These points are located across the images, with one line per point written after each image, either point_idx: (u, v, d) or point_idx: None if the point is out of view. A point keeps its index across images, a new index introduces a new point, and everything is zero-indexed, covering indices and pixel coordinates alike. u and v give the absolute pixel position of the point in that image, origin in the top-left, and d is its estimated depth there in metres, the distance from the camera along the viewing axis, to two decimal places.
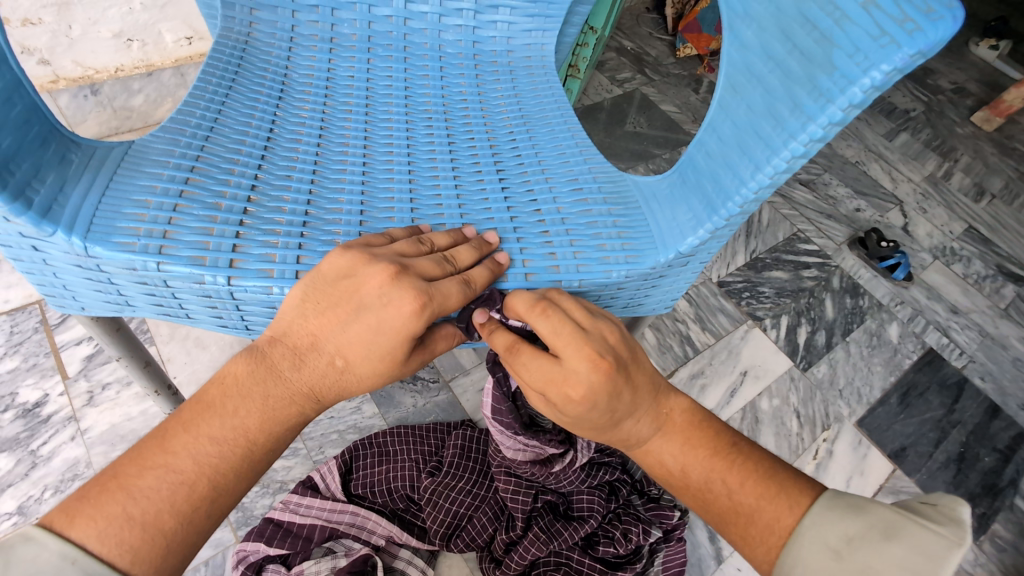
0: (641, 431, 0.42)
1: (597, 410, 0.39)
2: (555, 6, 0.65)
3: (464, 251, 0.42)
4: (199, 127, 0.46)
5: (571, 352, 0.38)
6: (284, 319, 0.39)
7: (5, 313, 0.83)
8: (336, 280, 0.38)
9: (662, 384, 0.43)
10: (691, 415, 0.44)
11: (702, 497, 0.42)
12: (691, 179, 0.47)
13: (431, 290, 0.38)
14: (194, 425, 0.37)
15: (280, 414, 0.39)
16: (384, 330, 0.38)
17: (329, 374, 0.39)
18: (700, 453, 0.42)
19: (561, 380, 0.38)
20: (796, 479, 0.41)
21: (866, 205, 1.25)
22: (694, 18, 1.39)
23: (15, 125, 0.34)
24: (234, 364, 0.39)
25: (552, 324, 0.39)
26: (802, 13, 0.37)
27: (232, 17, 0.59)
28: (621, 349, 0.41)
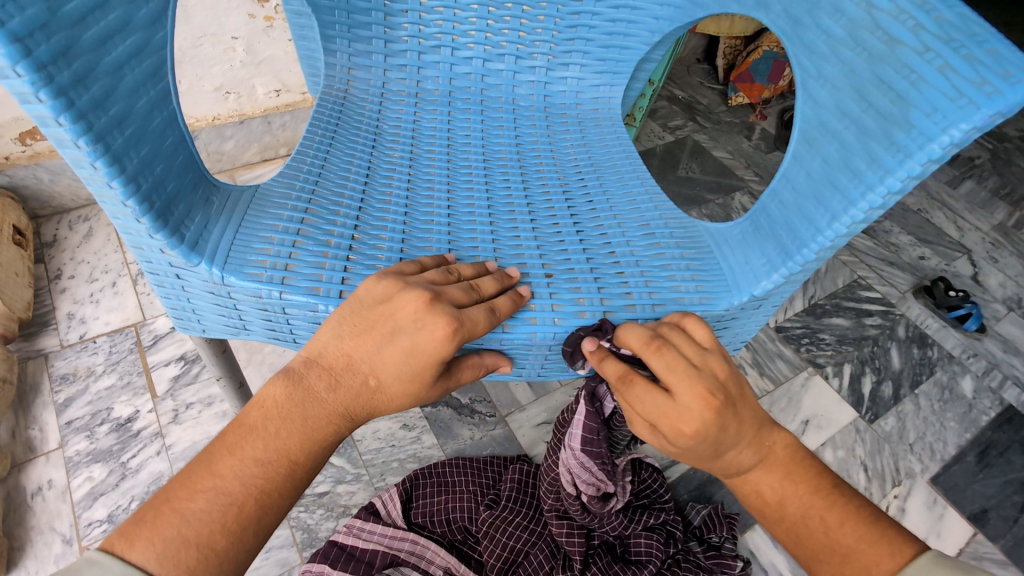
0: (743, 461, 0.43)
1: (705, 443, 0.41)
2: (623, 64, 0.70)
3: (488, 282, 0.45)
4: (309, 174, 0.52)
5: (683, 388, 0.40)
6: (321, 342, 0.42)
7: (106, 334, 0.91)
8: (372, 305, 0.41)
9: (767, 418, 0.44)
10: (794, 450, 0.44)
11: (797, 531, 0.43)
12: (764, 226, 0.49)
13: (461, 317, 0.41)
14: (239, 448, 0.39)
15: (319, 433, 0.41)
16: (418, 353, 0.40)
17: (362, 394, 0.41)
18: (801, 489, 0.43)
19: (673, 414, 0.40)
20: (896, 525, 0.41)
21: (930, 253, 1.22)
22: (745, 69, 1.41)
23: (179, 174, 0.40)
24: (272, 388, 0.41)
25: (666, 361, 0.41)
26: (877, 76, 0.40)
27: (333, 76, 0.67)
28: (731, 385, 0.42)
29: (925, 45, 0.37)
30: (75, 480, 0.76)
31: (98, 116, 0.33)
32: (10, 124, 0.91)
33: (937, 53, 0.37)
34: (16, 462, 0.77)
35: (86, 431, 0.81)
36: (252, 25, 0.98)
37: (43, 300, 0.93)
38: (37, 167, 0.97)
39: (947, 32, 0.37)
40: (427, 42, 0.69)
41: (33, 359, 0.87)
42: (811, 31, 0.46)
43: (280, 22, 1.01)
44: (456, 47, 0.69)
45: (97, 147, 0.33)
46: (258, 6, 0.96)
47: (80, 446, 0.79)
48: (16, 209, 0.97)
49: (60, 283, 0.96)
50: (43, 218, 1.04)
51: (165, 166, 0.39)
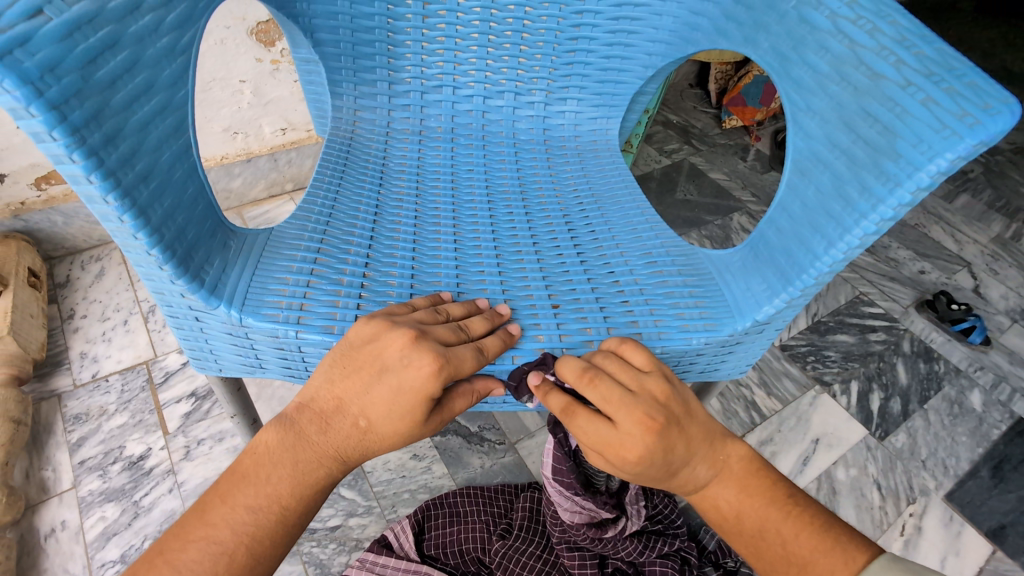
0: (698, 477, 0.45)
1: (653, 467, 0.42)
2: (619, 96, 0.72)
3: (477, 321, 0.46)
4: (320, 214, 0.54)
5: (622, 417, 0.41)
6: (314, 386, 0.43)
7: (118, 373, 0.92)
8: (361, 346, 0.42)
9: (715, 432, 0.46)
10: (748, 462, 0.46)
11: (756, 544, 0.44)
12: (763, 253, 0.50)
13: (448, 354, 0.42)
14: (232, 496, 0.41)
15: (310, 477, 0.42)
16: (404, 392, 0.41)
17: (353, 435, 0.42)
18: (757, 501, 0.45)
19: (617, 443, 0.41)
20: (852, 535, 0.43)
21: (930, 267, 1.23)
22: (738, 93, 1.45)
23: (199, 222, 0.42)
24: (266, 434, 0.43)
25: (601, 392, 0.42)
26: (864, 109, 0.42)
27: (340, 118, 0.69)
28: (673, 405, 0.43)
29: (907, 80, 0.40)
30: (88, 521, 0.77)
31: (126, 172, 0.35)
32: (26, 170, 0.94)
33: (918, 87, 0.39)
34: (29, 504, 0.78)
35: (99, 470, 0.81)
36: (259, 68, 1.02)
37: (56, 340, 0.95)
38: (52, 211, 1.00)
39: (928, 67, 0.39)
40: (429, 82, 0.72)
41: (47, 399, 0.88)
42: (798, 67, 0.48)
43: (287, 65, 1.04)
44: (457, 86, 0.72)
45: (125, 202, 0.35)
46: (265, 50, 1.00)
47: (93, 485, 0.80)
48: (30, 251, 0.99)
49: (73, 322, 0.97)
50: (57, 259, 1.07)
51: (186, 216, 0.41)
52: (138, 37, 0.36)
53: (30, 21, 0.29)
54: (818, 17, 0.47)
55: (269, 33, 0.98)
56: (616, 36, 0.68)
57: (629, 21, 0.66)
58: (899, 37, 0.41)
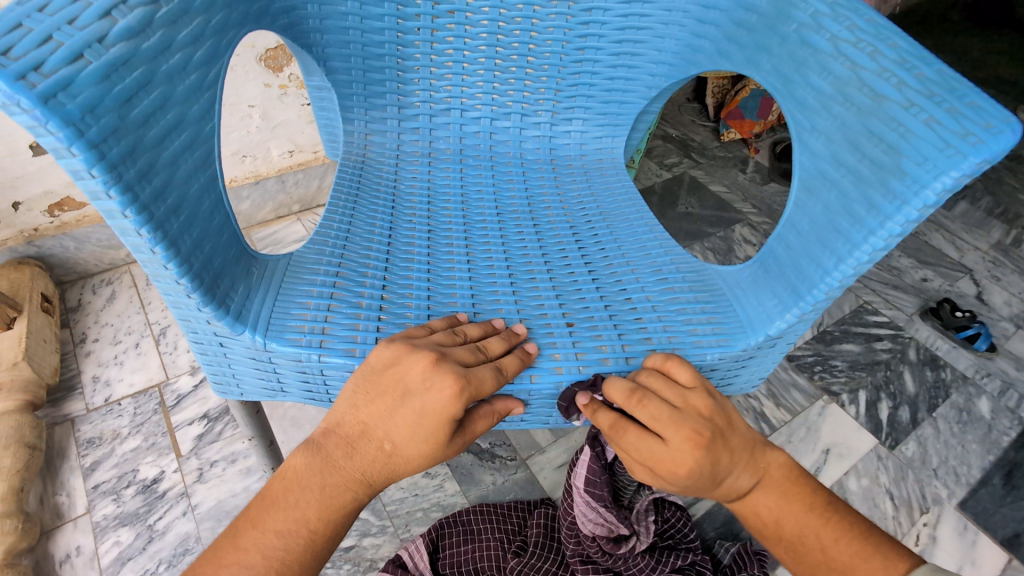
0: (743, 486, 0.46)
1: (701, 479, 0.43)
2: (623, 116, 0.74)
3: (495, 342, 0.47)
4: (337, 238, 0.55)
5: (672, 434, 0.43)
6: (339, 412, 0.44)
7: (130, 396, 0.92)
8: (383, 370, 0.43)
9: (758, 441, 0.47)
10: (788, 469, 0.48)
11: (796, 549, 0.46)
12: (773, 268, 0.51)
13: (468, 375, 0.42)
14: (262, 520, 0.42)
15: (337, 502, 0.42)
16: (427, 414, 0.41)
17: (378, 459, 0.43)
18: (797, 507, 0.46)
19: (669, 460, 0.43)
20: (891, 544, 0.45)
21: (932, 275, 1.24)
22: (735, 107, 1.47)
23: (225, 251, 0.44)
24: (294, 458, 0.44)
25: (651, 412, 0.43)
26: (868, 129, 0.43)
27: (351, 142, 0.71)
28: (716, 419, 0.45)
29: (909, 101, 0.41)
30: (103, 546, 0.77)
31: (158, 206, 0.37)
32: (40, 198, 0.96)
33: (921, 107, 0.40)
34: (44, 530, 0.78)
35: (112, 495, 0.81)
36: (267, 93, 1.04)
37: (69, 364, 0.95)
38: (65, 237, 1.02)
39: (929, 88, 0.41)
40: (438, 105, 0.73)
41: (60, 424, 0.88)
42: (801, 88, 0.50)
43: (294, 89, 1.06)
44: (465, 109, 0.74)
45: (157, 235, 0.37)
46: (273, 76, 1.02)
47: (107, 510, 0.80)
48: (43, 277, 1.00)
49: (85, 346, 0.98)
50: (68, 283, 1.08)
51: (212, 245, 0.42)
52: (168, 75, 0.38)
53: (71, 65, 0.31)
54: (820, 40, 0.48)
55: (277, 59, 1.00)
56: (621, 58, 0.69)
57: (633, 43, 0.68)
58: (899, 59, 0.43)
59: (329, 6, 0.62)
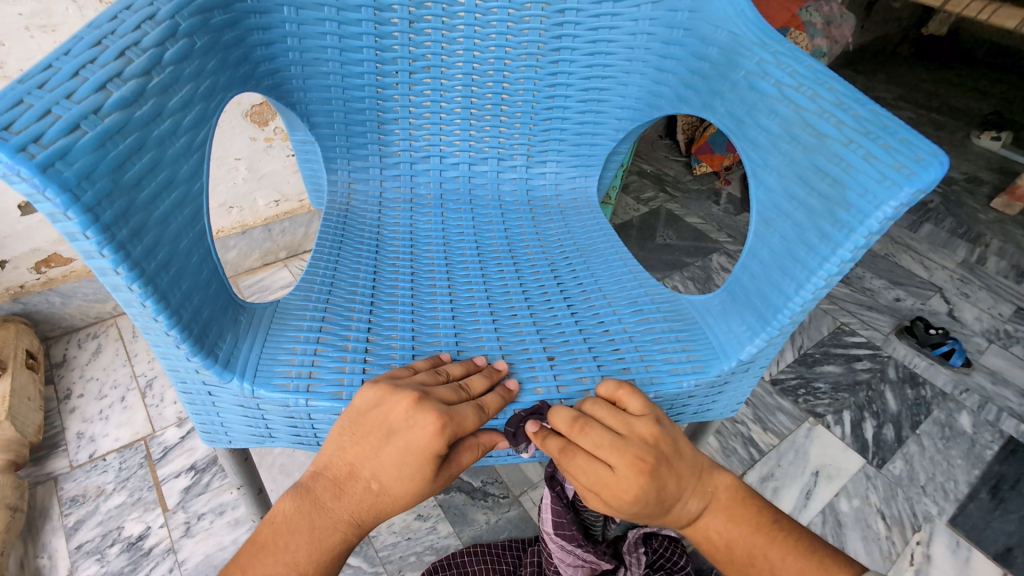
0: (691, 511, 0.48)
1: (648, 504, 0.44)
2: (595, 156, 0.78)
3: (478, 379, 0.48)
4: (322, 287, 0.58)
5: (616, 460, 0.44)
6: (327, 454, 0.45)
7: (116, 451, 0.91)
8: (367, 411, 0.44)
9: (705, 465, 0.49)
10: (734, 491, 0.50)
11: (748, 571, 0.47)
12: (739, 296, 0.55)
13: (450, 413, 0.44)
14: (252, 566, 0.42)
15: (326, 543, 0.43)
16: (412, 452, 0.42)
17: (366, 498, 0.44)
18: (744, 528, 0.48)
19: (614, 485, 0.44)
20: (835, 555, 0.47)
21: (904, 294, 1.28)
22: (704, 142, 1.53)
23: (214, 301, 0.46)
24: (283, 503, 0.45)
25: (592, 438, 0.45)
26: (815, 165, 0.48)
27: (335, 191, 0.74)
28: (662, 445, 0.46)
29: (849, 138, 0.46)
30: None
31: (149, 262, 0.39)
32: (27, 255, 0.97)
33: (859, 144, 0.45)
34: None
35: (96, 554, 0.79)
36: (253, 147, 1.07)
37: (52, 421, 0.94)
38: (51, 292, 1.02)
39: (865, 126, 0.46)
40: (418, 153, 0.77)
41: (43, 483, 0.86)
42: (753, 128, 0.55)
43: (279, 142, 1.10)
44: (444, 155, 0.77)
45: (147, 289, 0.39)
46: (259, 129, 1.06)
47: (91, 570, 0.78)
48: (29, 334, 1.00)
49: (69, 403, 0.97)
50: (53, 339, 1.07)
51: (201, 296, 0.44)
52: (159, 139, 0.41)
53: (69, 135, 0.34)
54: (766, 85, 0.54)
55: (263, 114, 1.04)
56: (588, 103, 0.74)
57: (598, 91, 0.73)
58: (836, 101, 0.49)
59: (308, 24, 0.63)
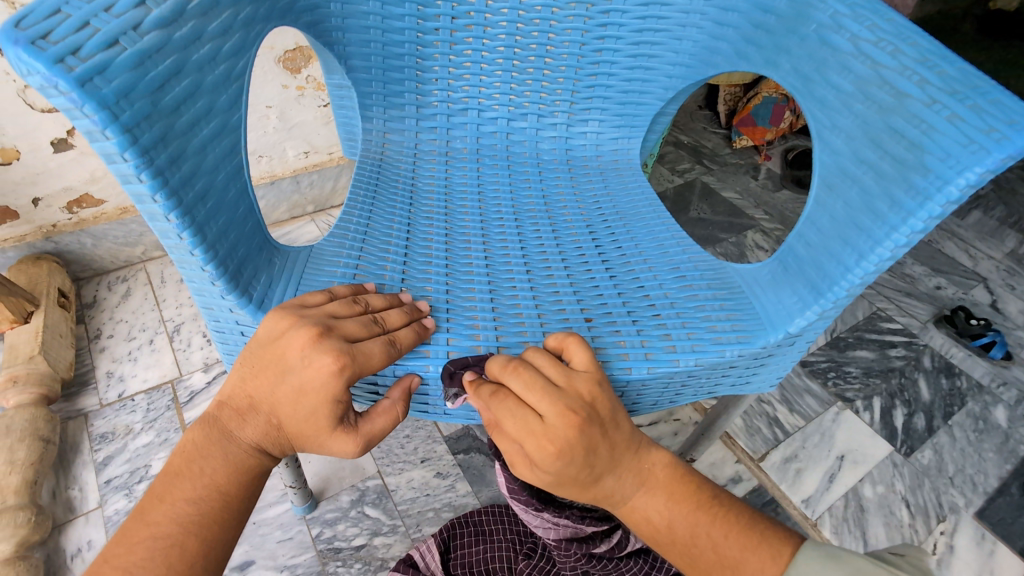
0: (623, 487, 0.45)
1: (574, 464, 0.42)
2: (640, 117, 0.74)
3: (394, 314, 0.48)
4: (355, 238, 0.56)
5: (546, 407, 0.42)
6: (230, 384, 0.45)
7: (144, 392, 0.93)
8: (266, 344, 0.44)
9: (642, 440, 0.47)
10: (672, 468, 0.47)
11: (689, 552, 0.44)
12: (792, 266, 0.53)
13: (353, 350, 0.43)
14: (169, 493, 0.43)
15: (244, 465, 0.45)
16: (307, 391, 0.42)
17: (270, 431, 0.45)
18: (684, 507, 0.45)
19: (541, 435, 0.41)
20: (773, 529, 0.46)
21: (946, 282, 1.23)
22: (747, 114, 1.46)
23: (249, 240, 0.46)
24: (193, 432, 0.45)
25: (524, 380, 0.43)
26: (890, 127, 0.46)
27: (370, 140, 0.71)
28: (600, 406, 0.44)
29: (932, 98, 0.44)
30: None
31: (186, 192, 0.39)
32: (59, 194, 0.97)
33: (943, 105, 0.43)
34: (56, 524, 0.78)
35: (125, 489, 0.81)
36: (284, 95, 1.05)
37: (83, 359, 0.96)
38: (82, 233, 1.03)
39: (951, 86, 0.43)
40: (456, 105, 0.74)
41: (74, 418, 0.89)
42: (822, 87, 0.53)
43: (311, 91, 1.07)
44: (482, 109, 0.74)
45: (185, 220, 0.39)
46: (291, 77, 1.03)
47: (119, 505, 0.80)
48: (60, 273, 1.01)
49: (99, 342, 0.98)
50: (84, 280, 1.08)
51: (237, 234, 0.44)
52: (198, 65, 0.40)
53: (108, 50, 0.33)
54: (840, 40, 0.51)
55: (296, 61, 1.01)
56: (638, 59, 0.70)
57: (650, 46, 0.69)
58: (921, 58, 0.45)
59: None
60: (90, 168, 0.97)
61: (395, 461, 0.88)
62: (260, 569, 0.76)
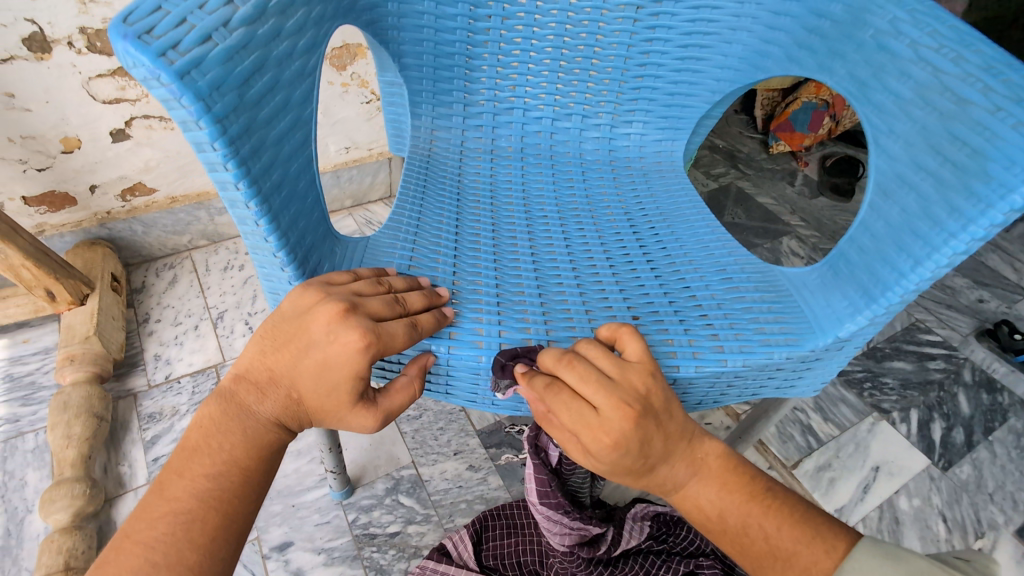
0: (677, 477, 0.46)
1: (630, 455, 0.43)
2: (685, 120, 0.74)
3: (415, 297, 0.48)
4: (407, 232, 0.58)
5: (603, 400, 0.43)
6: (247, 359, 0.46)
7: (190, 375, 0.96)
8: (291, 319, 0.44)
9: (696, 431, 0.47)
10: (726, 460, 0.47)
11: (740, 540, 0.46)
12: (843, 270, 0.53)
13: (378, 329, 0.43)
14: (187, 469, 0.43)
15: (261, 441, 0.45)
16: (332, 366, 0.43)
17: (289, 406, 0.45)
18: (737, 497, 0.46)
19: (598, 426, 0.42)
20: (824, 520, 0.47)
21: (989, 296, 1.20)
22: (785, 119, 1.45)
23: (315, 229, 0.48)
24: (208, 407, 0.45)
25: (580, 373, 0.44)
26: (951, 133, 0.46)
27: (418, 137, 0.73)
28: (654, 399, 0.44)
29: (996, 106, 0.43)
30: None
31: (265, 182, 0.41)
32: (114, 182, 1.01)
33: (1008, 112, 0.43)
34: (108, 498, 0.81)
35: None
36: (330, 91, 1.08)
37: (133, 342, 1.00)
38: (134, 221, 1.07)
39: (1017, 93, 0.43)
40: (502, 104, 0.75)
41: (124, 398, 0.92)
42: (879, 92, 0.53)
43: (355, 88, 1.10)
44: (528, 108, 0.75)
45: (263, 208, 0.41)
46: (336, 74, 1.06)
47: None
48: (113, 258, 1.05)
49: (148, 326, 1.02)
50: (133, 266, 1.13)
51: (305, 222, 0.46)
52: (277, 60, 0.42)
53: (202, 45, 0.35)
54: (899, 46, 0.51)
55: (342, 58, 1.04)
56: (686, 62, 0.70)
57: (698, 49, 0.69)
58: (985, 66, 0.45)
59: None
60: (144, 158, 1.01)
61: (429, 452, 0.90)
62: (299, 551, 0.78)
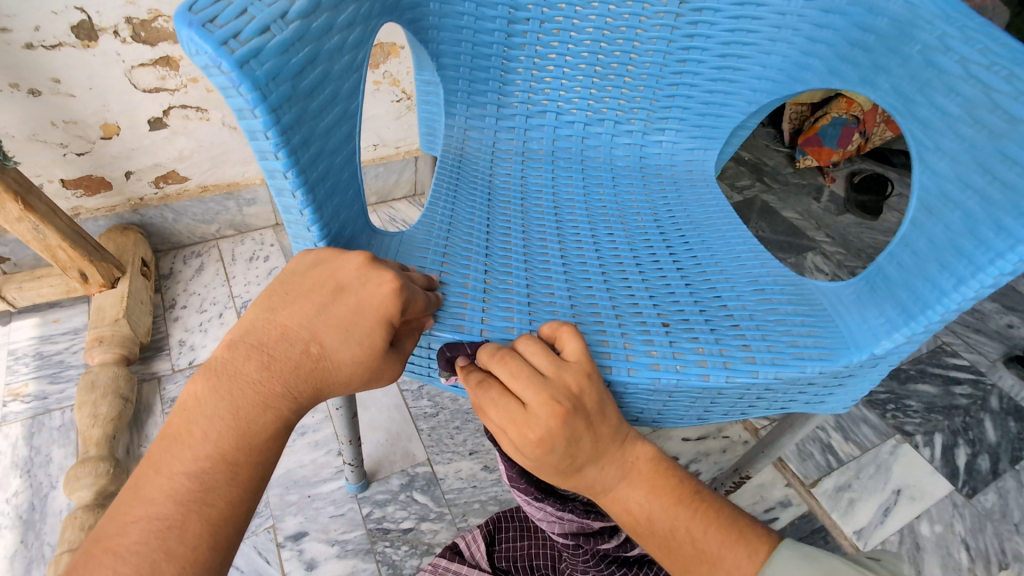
0: (605, 479, 0.46)
1: (556, 453, 0.44)
2: (719, 129, 0.74)
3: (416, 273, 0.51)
4: (439, 230, 0.58)
5: (530, 397, 0.43)
6: (254, 323, 0.43)
7: None
8: (308, 271, 0.44)
9: (628, 434, 0.48)
10: (655, 463, 0.48)
11: (668, 544, 0.46)
12: (881, 287, 0.52)
13: (406, 279, 0.45)
14: (165, 465, 0.40)
15: (252, 428, 0.41)
16: (365, 308, 0.42)
17: (304, 363, 0.42)
18: (665, 500, 0.47)
19: (523, 422, 0.43)
20: (749, 524, 0.48)
21: (1019, 322, 1.18)
22: (814, 133, 1.44)
23: (354, 222, 0.49)
24: (194, 387, 0.42)
25: (511, 369, 0.45)
26: (1001, 150, 0.46)
27: (451, 136, 0.73)
28: (586, 398, 0.45)
29: None
30: None
31: (311, 173, 0.42)
32: (149, 169, 1.03)
33: None
34: None
35: None
36: None
37: (159, 327, 1.02)
38: (166, 208, 1.09)
39: None
40: (535, 107, 0.75)
41: (148, 381, 0.94)
42: (925, 108, 0.52)
43: (387, 86, 1.11)
44: (561, 113, 0.76)
45: (308, 199, 0.42)
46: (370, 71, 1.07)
47: None
48: (144, 244, 1.07)
49: (174, 312, 1.04)
50: (162, 252, 1.15)
51: (346, 214, 0.47)
52: (329, 54, 0.43)
53: (261, 36, 0.36)
54: (947, 62, 0.51)
55: (376, 56, 1.05)
56: (723, 72, 0.70)
57: (736, 58, 0.69)
58: None
59: None
60: (179, 147, 1.03)
61: (444, 451, 0.90)
62: (313, 541, 0.79)
